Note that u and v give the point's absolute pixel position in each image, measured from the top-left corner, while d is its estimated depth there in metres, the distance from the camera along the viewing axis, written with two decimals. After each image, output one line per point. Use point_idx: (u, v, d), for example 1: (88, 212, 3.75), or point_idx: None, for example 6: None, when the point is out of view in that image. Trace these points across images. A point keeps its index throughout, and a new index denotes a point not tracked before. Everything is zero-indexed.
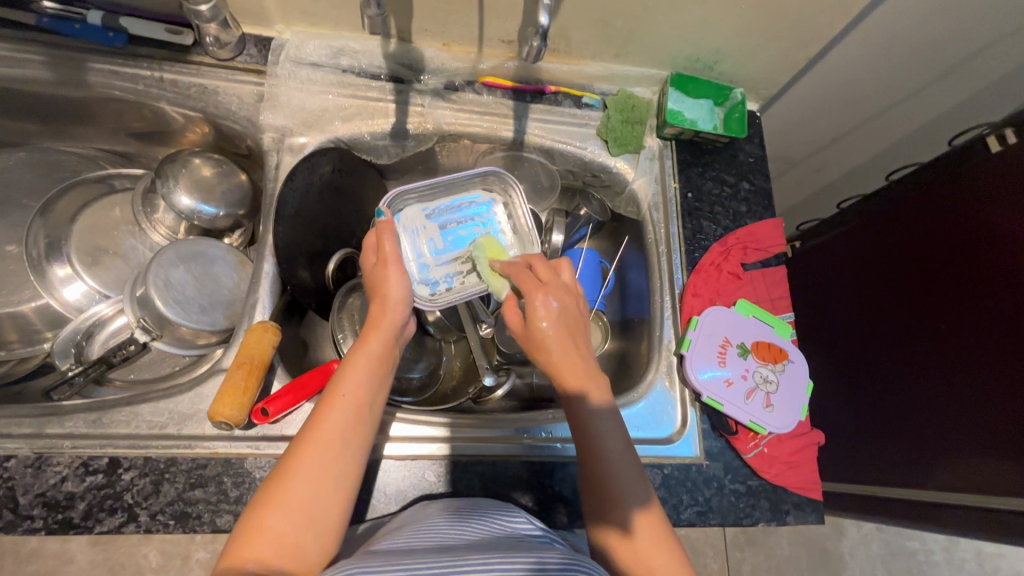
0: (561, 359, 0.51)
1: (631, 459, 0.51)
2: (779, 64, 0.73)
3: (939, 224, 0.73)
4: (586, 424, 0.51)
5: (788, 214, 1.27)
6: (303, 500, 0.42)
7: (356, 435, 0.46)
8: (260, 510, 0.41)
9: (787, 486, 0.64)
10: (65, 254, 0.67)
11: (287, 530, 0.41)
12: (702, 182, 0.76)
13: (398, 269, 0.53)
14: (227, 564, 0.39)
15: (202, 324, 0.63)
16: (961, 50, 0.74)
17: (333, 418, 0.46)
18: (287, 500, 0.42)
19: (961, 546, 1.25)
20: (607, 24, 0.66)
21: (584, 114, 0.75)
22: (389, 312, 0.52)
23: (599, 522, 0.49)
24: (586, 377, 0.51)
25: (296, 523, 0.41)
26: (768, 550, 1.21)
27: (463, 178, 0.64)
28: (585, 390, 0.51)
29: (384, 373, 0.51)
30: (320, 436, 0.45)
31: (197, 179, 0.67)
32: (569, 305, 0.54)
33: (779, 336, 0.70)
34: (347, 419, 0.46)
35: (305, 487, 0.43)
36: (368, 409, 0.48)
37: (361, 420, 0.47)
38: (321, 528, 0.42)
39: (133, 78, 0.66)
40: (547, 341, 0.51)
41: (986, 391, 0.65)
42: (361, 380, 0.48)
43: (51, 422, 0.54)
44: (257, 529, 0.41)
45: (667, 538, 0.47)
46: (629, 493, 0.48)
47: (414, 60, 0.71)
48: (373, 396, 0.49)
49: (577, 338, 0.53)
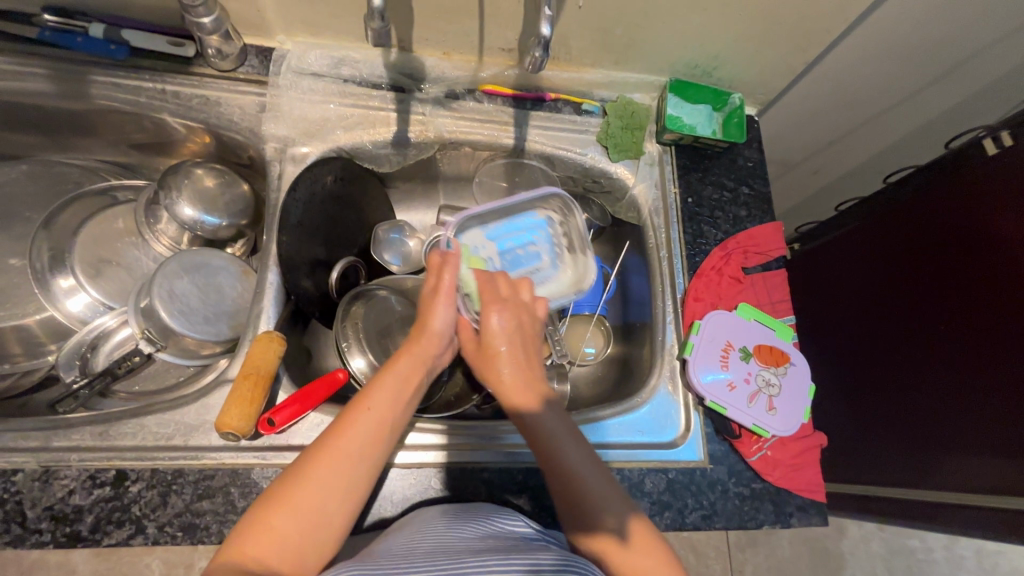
0: (509, 377, 0.55)
1: (602, 471, 0.52)
2: (776, 69, 0.74)
3: (936, 226, 0.74)
4: (551, 441, 0.52)
5: (786, 216, 1.27)
6: (313, 504, 0.43)
7: (376, 446, 0.47)
8: (269, 507, 0.42)
9: (791, 488, 0.65)
10: (69, 266, 0.67)
11: (293, 531, 0.42)
12: (702, 187, 0.76)
13: (447, 297, 0.56)
14: (229, 559, 0.40)
15: (207, 334, 0.64)
16: (956, 54, 0.75)
17: (354, 430, 0.46)
18: (297, 504, 0.43)
19: (961, 543, 1.26)
20: (606, 32, 0.67)
21: (584, 121, 0.76)
22: (428, 337, 0.55)
23: (582, 532, 0.49)
24: (537, 391, 0.55)
25: (302, 525, 0.42)
26: (771, 551, 1.22)
27: (522, 201, 0.66)
28: (538, 408, 0.54)
29: (411, 391, 0.52)
30: (338, 445, 0.46)
31: (200, 190, 0.67)
32: (523, 322, 0.58)
33: (780, 338, 0.71)
34: (368, 432, 0.47)
35: (316, 492, 0.43)
36: (392, 425, 0.49)
37: (383, 436, 0.48)
38: (322, 534, 0.43)
39: (135, 90, 0.66)
40: (499, 357, 0.56)
41: (985, 391, 0.65)
42: (389, 396, 0.49)
43: (58, 434, 0.54)
44: (264, 525, 0.42)
45: (653, 543, 0.48)
46: (607, 503, 0.49)
47: (415, 69, 0.72)
48: (398, 411, 0.50)
49: (530, 362, 0.57)
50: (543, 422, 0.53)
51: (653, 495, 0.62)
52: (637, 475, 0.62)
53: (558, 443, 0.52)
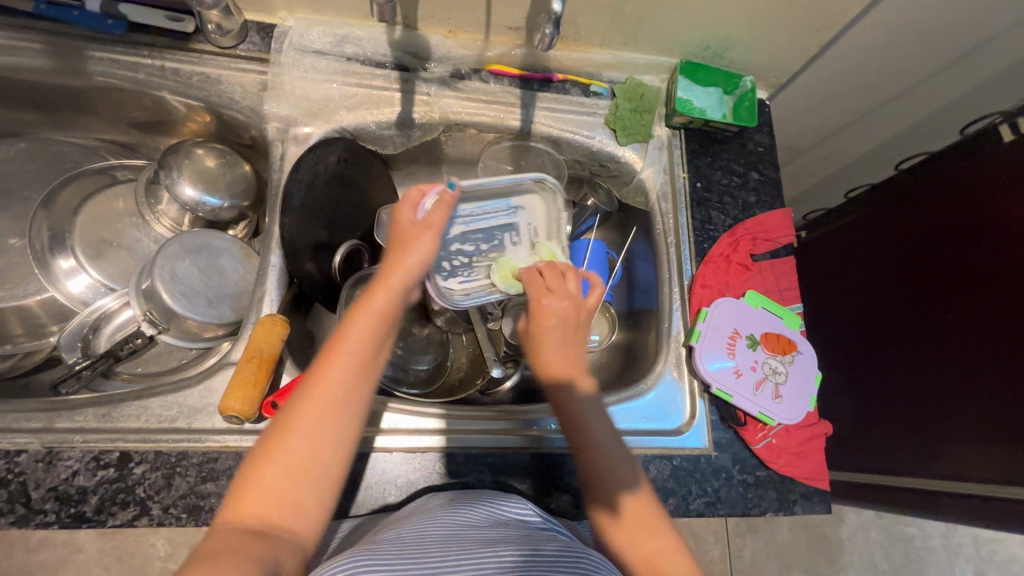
0: (555, 356, 0.56)
1: (618, 448, 0.52)
2: (791, 51, 0.72)
3: (946, 215, 0.73)
4: (581, 423, 0.53)
5: (793, 203, 1.26)
6: (300, 456, 0.42)
7: (359, 389, 0.46)
8: (254, 462, 0.42)
9: (795, 476, 0.64)
10: (69, 247, 0.66)
11: (283, 482, 0.41)
12: (711, 172, 0.75)
13: (429, 232, 0.51)
14: (230, 512, 0.40)
15: (209, 317, 0.63)
16: (976, 38, 0.73)
17: (335, 379, 0.45)
18: (282, 454, 0.42)
19: (959, 531, 1.27)
20: (617, 10, 0.65)
21: (592, 103, 0.74)
22: (403, 271, 0.50)
23: (585, 509, 0.51)
24: (579, 374, 0.55)
25: (291, 479, 0.42)
26: (770, 536, 1.23)
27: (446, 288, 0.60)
28: (580, 392, 0.54)
29: (390, 329, 0.49)
30: (319, 394, 0.44)
31: (200, 170, 0.66)
32: (571, 313, 0.56)
33: (788, 327, 0.70)
34: (352, 380, 0.45)
35: (303, 444, 0.42)
36: (373, 369, 0.47)
37: (365, 380, 0.46)
38: (316, 483, 0.43)
39: (133, 67, 0.64)
40: (543, 341, 0.56)
41: (994, 382, 0.65)
42: (370, 341, 0.47)
43: (61, 416, 0.54)
44: (251, 478, 0.41)
45: (652, 515, 0.49)
46: (618, 478, 0.50)
47: (420, 47, 0.70)
48: (377, 353, 0.48)
49: (573, 344, 0.56)
50: (587, 416, 0.53)
51: (658, 482, 0.62)
52: (640, 462, 0.62)
53: (585, 426, 0.53)
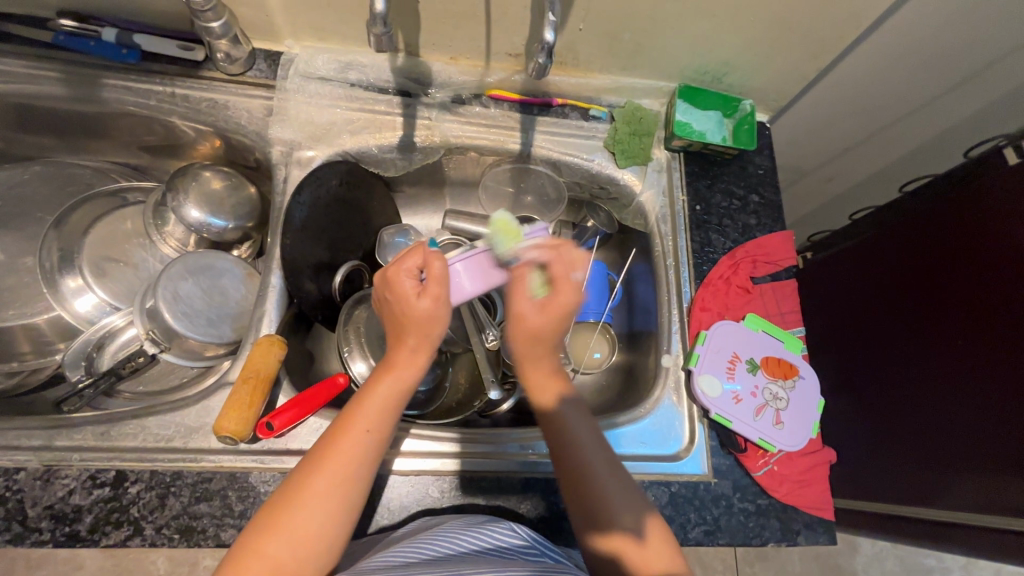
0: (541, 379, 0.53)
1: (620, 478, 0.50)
2: (789, 76, 0.72)
3: (948, 239, 0.72)
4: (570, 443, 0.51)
5: (799, 225, 1.25)
6: (306, 533, 0.42)
7: (367, 464, 0.46)
8: (255, 537, 0.41)
9: (797, 505, 0.63)
10: (77, 266, 0.68)
11: (286, 555, 0.41)
12: (710, 195, 0.75)
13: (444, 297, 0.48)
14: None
15: (210, 336, 0.64)
16: (977, 61, 0.73)
17: (345, 453, 0.45)
18: (291, 525, 0.42)
19: (980, 564, 1.21)
20: (614, 36, 0.66)
21: (591, 127, 0.75)
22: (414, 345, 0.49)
23: (600, 531, 0.48)
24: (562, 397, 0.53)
25: (292, 555, 0.41)
26: (780, 565, 1.19)
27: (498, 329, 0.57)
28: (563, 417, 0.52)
29: (400, 399, 0.48)
30: (329, 472, 0.44)
31: (206, 192, 0.68)
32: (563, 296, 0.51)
33: (789, 351, 0.69)
34: (360, 453, 0.45)
35: (311, 518, 0.42)
36: (382, 439, 0.47)
37: (375, 452, 0.46)
38: (319, 557, 0.42)
39: (145, 93, 0.67)
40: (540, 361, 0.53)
41: (998, 410, 0.63)
42: (379, 413, 0.47)
43: (61, 434, 0.54)
44: (255, 550, 0.41)
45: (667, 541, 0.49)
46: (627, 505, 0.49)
47: (422, 73, 0.72)
48: (389, 424, 0.47)
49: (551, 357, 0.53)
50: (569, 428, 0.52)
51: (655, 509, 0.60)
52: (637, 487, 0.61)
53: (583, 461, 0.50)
